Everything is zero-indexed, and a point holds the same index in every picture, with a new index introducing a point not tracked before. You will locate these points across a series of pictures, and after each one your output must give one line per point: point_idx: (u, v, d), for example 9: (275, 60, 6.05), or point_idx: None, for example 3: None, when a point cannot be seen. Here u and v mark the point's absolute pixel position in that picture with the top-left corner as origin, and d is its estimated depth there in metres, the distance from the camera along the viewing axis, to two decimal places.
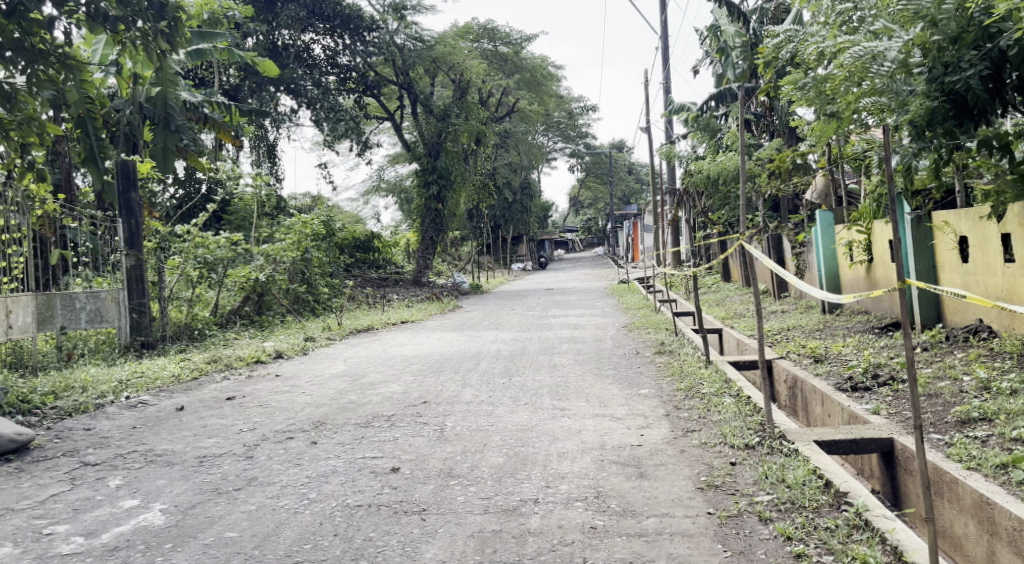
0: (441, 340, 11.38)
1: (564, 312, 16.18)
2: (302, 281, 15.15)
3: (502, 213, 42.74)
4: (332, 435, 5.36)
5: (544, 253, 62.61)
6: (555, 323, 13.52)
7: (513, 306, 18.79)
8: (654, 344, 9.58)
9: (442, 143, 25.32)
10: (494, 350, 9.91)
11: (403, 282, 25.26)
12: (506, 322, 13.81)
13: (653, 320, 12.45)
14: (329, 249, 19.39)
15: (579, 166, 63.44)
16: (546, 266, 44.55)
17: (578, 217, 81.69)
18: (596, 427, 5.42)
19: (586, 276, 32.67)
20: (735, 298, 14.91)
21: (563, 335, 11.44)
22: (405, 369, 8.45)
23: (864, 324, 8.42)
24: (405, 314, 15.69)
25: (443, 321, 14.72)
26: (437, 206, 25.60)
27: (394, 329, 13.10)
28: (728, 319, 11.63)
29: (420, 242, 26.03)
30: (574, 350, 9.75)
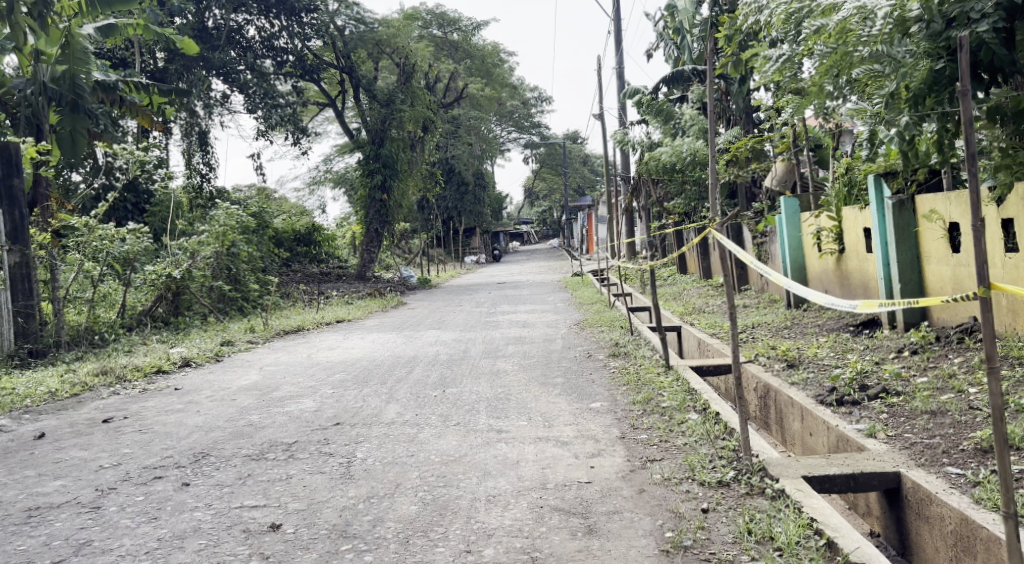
0: (375, 341, 10.40)
1: (513, 307, 15.29)
2: (227, 277, 14.16)
3: (454, 204, 41.70)
4: (210, 474, 4.37)
5: (498, 244, 61.74)
6: (503, 320, 12.62)
7: (460, 301, 17.83)
8: (607, 345, 8.68)
9: (387, 130, 24.23)
10: (430, 354, 8.97)
11: (346, 277, 24.13)
12: (448, 320, 12.86)
13: (607, 316, 11.58)
14: (264, 242, 18.24)
15: (533, 157, 62.58)
16: (500, 259, 43.68)
17: (532, 208, 80.92)
18: (536, 456, 4.50)
19: (541, 268, 31.81)
20: (693, 292, 14.14)
21: (510, 335, 10.54)
22: (325, 379, 7.46)
23: (837, 322, 7.63)
24: (343, 312, 14.64)
25: (382, 319, 13.74)
26: (382, 197, 24.51)
27: (326, 330, 12.08)
28: (687, 315, 10.81)
29: (364, 234, 24.91)
30: (519, 352, 8.83)
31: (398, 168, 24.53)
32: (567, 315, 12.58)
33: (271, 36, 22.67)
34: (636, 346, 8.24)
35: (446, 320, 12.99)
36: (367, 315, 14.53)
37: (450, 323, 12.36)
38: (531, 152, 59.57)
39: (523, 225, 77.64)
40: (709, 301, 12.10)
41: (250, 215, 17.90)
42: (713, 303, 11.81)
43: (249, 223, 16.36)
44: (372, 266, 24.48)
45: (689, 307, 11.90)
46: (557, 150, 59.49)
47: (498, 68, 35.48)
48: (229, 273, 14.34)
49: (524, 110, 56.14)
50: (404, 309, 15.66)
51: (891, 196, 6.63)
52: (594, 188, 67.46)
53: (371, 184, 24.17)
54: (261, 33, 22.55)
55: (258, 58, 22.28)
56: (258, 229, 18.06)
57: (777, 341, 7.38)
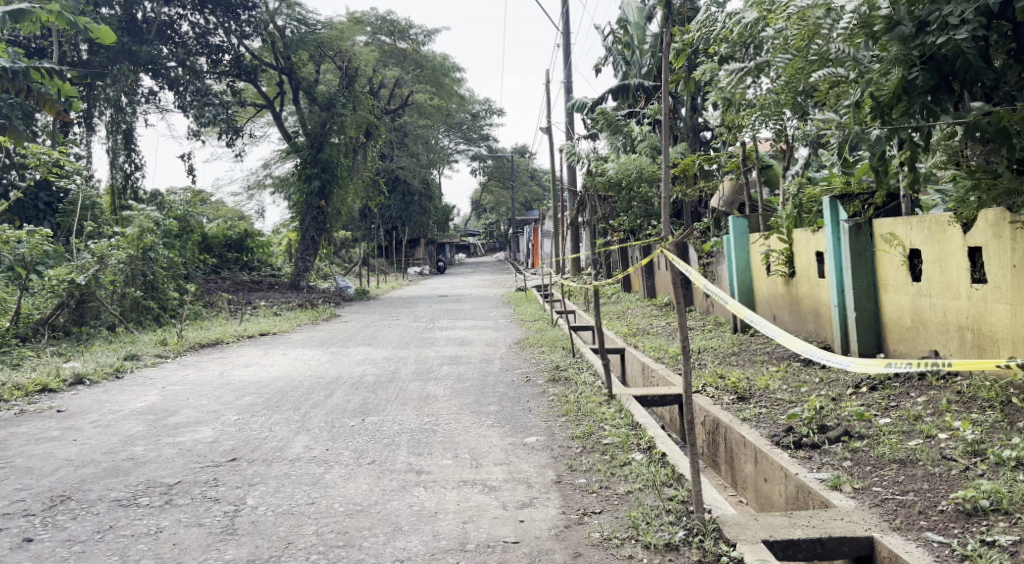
0: (298, 358, 9.67)
1: (451, 323, 14.66)
2: (143, 285, 13.20)
3: (398, 215, 40.86)
4: (62, 527, 3.67)
5: (443, 256, 60.99)
6: (439, 337, 11.98)
7: (397, 315, 17.13)
8: (546, 369, 8.12)
9: (326, 135, 23.40)
10: (355, 374, 8.30)
11: (279, 286, 23.16)
12: (381, 336, 12.17)
13: (548, 335, 11.02)
14: (190, 248, 17.29)
15: (480, 170, 62.04)
16: (443, 271, 42.97)
17: (479, 221, 80.36)
18: (455, 504, 3.90)
19: (485, 282, 31.17)
20: (637, 311, 13.70)
21: (444, 354, 9.91)
22: (233, 403, 6.74)
23: (788, 349, 7.19)
24: (270, 324, 13.81)
25: (311, 333, 12.98)
26: (320, 203, 23.63)
27: (248, 344, 11.29)
28: (631, 337, 10.34)
29: (300, 241, 23.98)
30: (451, 374, 8.21)
31: (338, 173, 23.67)
32: (506, 334, 12.01)
33: (206, 33, 21.73)
34: (576, 370, 7.70)
35: (379, 335, 12.30)
36: (295, 328, 13.75)
37: (382, 340, 11.68)
38: (478, 164, 59.07)
39: (469, 237, 77.02)
40: (654, 322, 11.66)
41: (175, 218, 16.93)
42: (659, 324, 11.37)
43: (174, 227, 15.44)
44: (307, 275, 23.55)
45: (633, 328, 11.42)
46: (505, 163, 59.09)
47: (447, 77, 34.89)
48: (147, 281, 13.42)
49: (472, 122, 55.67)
50: (336, 323, 14.89)
51: (848, 219, 6.19)
52: (541, 202, 67.21)
53: (307, 190, 23.23)
54: (195, 30, 21.60)
55: (192, 55, 21.52)
56: (184, 232, 17.10)
57: (725, 369, 6.91)
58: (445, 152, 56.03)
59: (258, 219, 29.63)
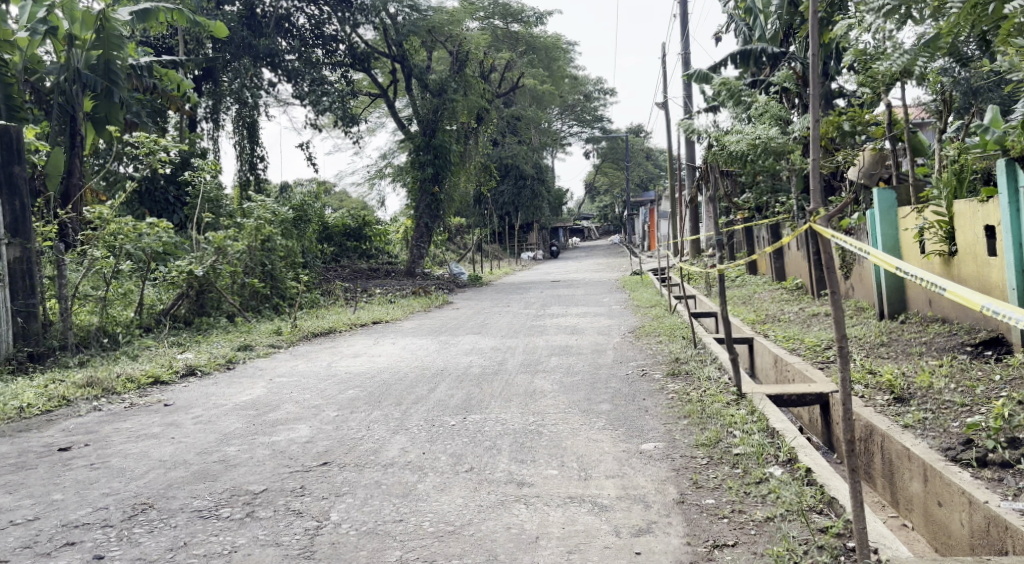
0: (406, 348, 9.41)
1: (564, 309, 14.15)
2: (260, 274, 13.32)
3: (512, 199, 40.57)
4: (136, 543, 3.39)
5: (557, 240, 60.52)
6: (551, 325, 11.51)
7: (509, 301, 16.76)
8: (666, 361, 7.48)
9: (439, 121, 23.17)
10: (461, 366, 7.92)
11: (395, 274, 23.30)
12: (492, 325, 11.80)
13: (668, 323, 10.33)
14: (308, 237, 17.48)
15: (595, 152, 61.02)
16: (557, 255, 42.49)
17: (594, 203, 79.36)
18: (560, 529, 3.40)
19: (599, 266, 30.50)
20: (765, 296, 12.79)
21: (556, 343, 9.42)
22: (334, 397, 6.48)
23: (948, 341, 6.32)
24: (382, 313, 13.72)
25: (421, 321, 12.79)
26: (433, 190, 23.56)
27: (359, 333, 11.17)
28: (760, 326, 9.54)
29: (415, 228, 24.03)
30: (562, 366, 7.72)
31: (451, 159, 23.52)
32: (623, 321, 11.39)
33: (321, 24, 21.96)
34: (699, 363, 7.03)
35: (491, 324, 11.94)
36: (407, 316, 13.61)
37: (493, 328, 11.31)
38: (592, 146, 58.11)
39: (583, 220, 76.20)
40: (784, 309, 10.78)
41: (291, 208, 17.15)
42: (789, 310, 10.50)
43: (290, 216, 15.59)
44: (422, 262, 23.60)
45: (761, 315, 10.59)
46: (620, 144, 57.90)
47: (559, 57, 34.24)
48: (265, 270, 13.56)
49: (585, 103, 54.75)
50: (447, 310, 14.66)
51: None
52: (657, 183, 65.57)
53: (420, 176, 23.17)
54: (311, 21, 21.86)
55: (308, 46, 21.77)
56: (301, 220, 17.32)
57: (874, 365, 6.11)
58: (559, 135, 55.39)
59: (377, 207, 29.98)
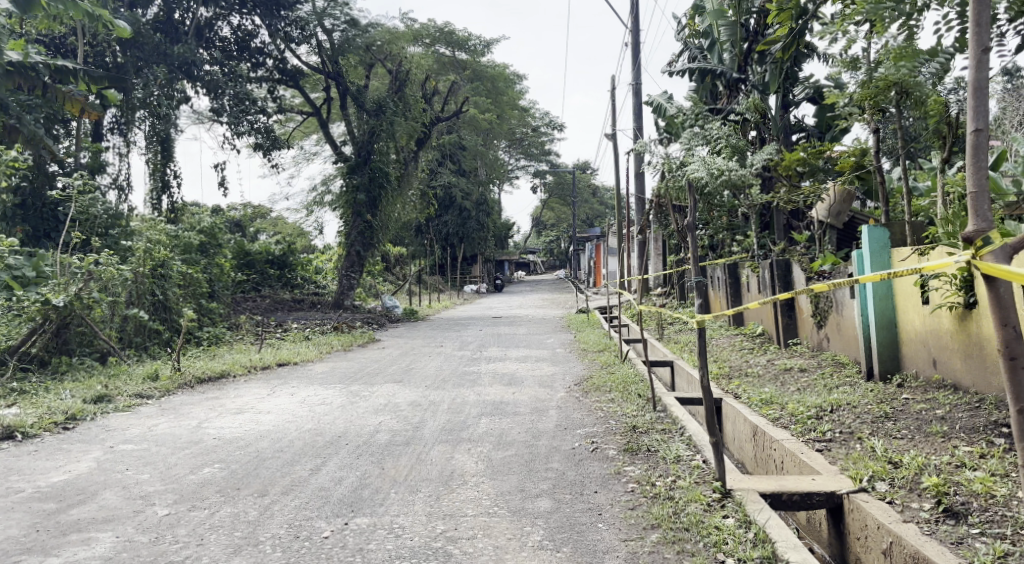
0: (305, 400, 7.79)
1: (501, 351, 12.64)
2: (148, 306, 11.50)
3: (455, 230, 38.95)
4: None
5: (501, 274, 59.07)
6: (485, 372, 9.99)
7: (443, 340, 15.18)
8: (619, 431, 5.98)
9: (374, 143, 21.53)
10: (366, 430, 6.33)
11: (319, 306, 21.48)
12: (417, 371, 10.21)
13: (619, 375, 8.89)
14: (222, 265, 15.67)
15: (541, 185, 59.96)
16: (501, 289, 40.93)
17: (541, 237, 78.25)
18: None
19: (544, 302, 29.04)
20: (724, 342, 11.45)
21: (488, 399, 7.88)
22: (180, 479, 4.86)
23: (972, 416, 4.91)
24: (291, 352, 12.01)
25: (335, 364, 11.12)
26: (367, 216, 21.85)
27: (258, 378, 9.49)
28: (723, 383, 8.12)
29: (345, 256, 22.15)
30: (492, 432, 6.19)
31: (388, 181, 21.86)
32: (566, 370, 9.93)
33: (246, 35, 20.30)
34: (661, 437, 5.54)
35: (415, 369, 10.36)
36: (322, 357, 11.92)
37: (416, 376, 9.74)
38: (539, 180, 57.09)
39: (528, 254, 74.93)
40: (749, 360, 9.39)
41: (200, 232, 15.32)
42: (756, 363, 9.13)
43: (195, 241, 13.79)
44: (352, 293, 21.82)
45: (725, 367, 9.20)
46: (567, 178, 56.98)
47: (505, 86, 33.08)
48: (156, 300, 11.78)
49: (533, 137, 53.88)
50: (370, 351, 13.00)
51: None
52: (603, 219, 64.64)
53: (352, 201, 21.43)
54: (236, 32, 20.21)
55: (231, 59, 20.06)
56: (214, 244, 15.49)
57: (888, 446, 4.69)
58: (506, 167, 54.29)
59: (318, 235, 28.16)
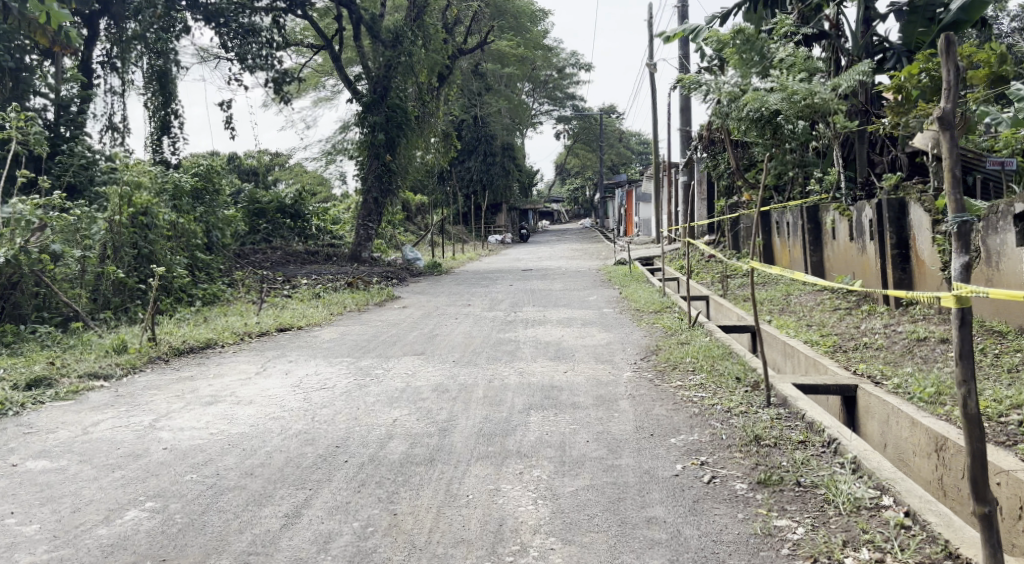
0: (299, 384, 6.03)
1: (540, 312, 10.82)
2: (127, 262, 9.74)
3: (478, 178, 36.90)
4: None
5: (525, 223, 57.09)
6: (524, 341, 8.19)
7: (471, 297, 13.40)
8: (738, 444, 4.21)
9: (392, 77, 19.47)
10: (373, 436, 4.55)
11: (335, 258, 19.75)
12: (441, 339, 8.42)
13: (699, 347, 7.09)
14: (222, 214, 13.91)
15: (567, 131, 57.47)
16: (527, 239, 38.97)
17: (566, 185, 76.12)
18: None
19: (576, 252, 27.13)
20: (808, 300, 9.60)
21: (535, 382, 6.07)
22: (81, 540, 3.14)
23: None
24: (295, 314, 10.27)
25: (346, 329, 9.37)
26: (386, 158, 19.91)
27: (251, 349, 7.75)
28: (841, 358, 6.34)
29: (361, 204, 20.29)
30: (548, 442, 4.40)
31: (407, 120, 19.88)
32: (628, 340, 8.09)
33: None
34: (813, 461, 3.79)
35: (440, 337, 8.58)
36: (332, 320, 10.17)
37: (441, 346, 7.94)
38: (564, 125, 54.65)
39: (553, 203, 72.80)
40: (855, 326, 7.56)
41: (192, 175, 13.49)
42: (869, 329, 7.31)
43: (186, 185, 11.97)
44: (370, 245, 19.99)
45: (830, 334, 7.41)
46: (593, 123, 54.63)
47: (531, 21, 30.75)
48: (137, 252, 10.05)
49: (559, 80, 51.54)
50: (388, 312, 11.23)
51: None
52: (629, 166, 62.28)
53: (370, 142, 19.48)
54: None
55: None
56: (212, 190, 13.71)
57: None
58: (530, 112, 52.04)
59: (337, 183, 26.32)
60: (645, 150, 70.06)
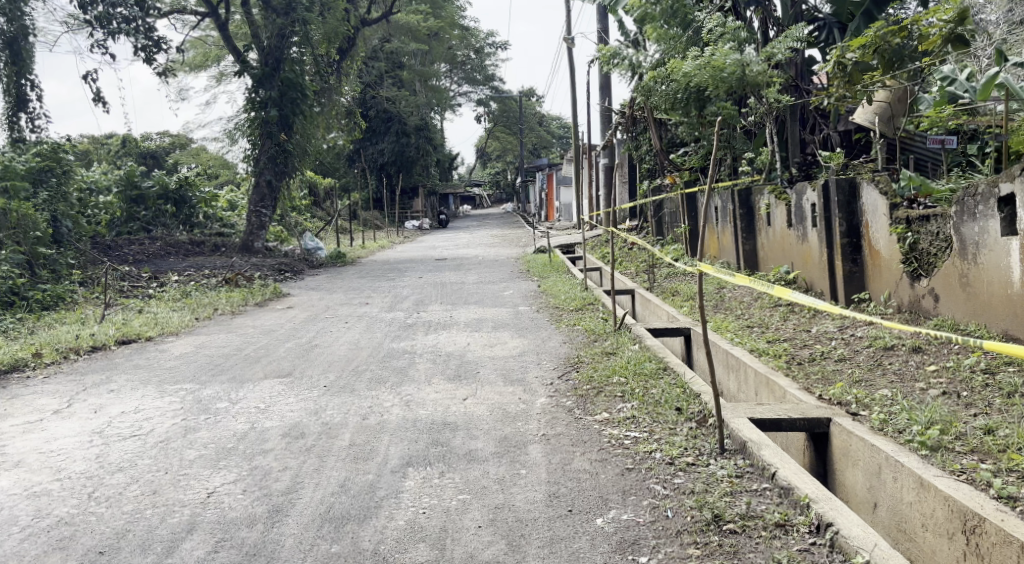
0: (103, 430, 4.54)
1: (446, 312, 9.47)
2: None
3: (392, 161, 35.21)
4: None
5: (446, 208, 55.57)
6: (419, 353, 6.82)
7: (371, 293, 11.95)
8: (691, 530, 2.99)
9: (285, 48, 17.70)
10: (162, 531, 3.13)
11: (224, 249, 17.93)
12: (318, 353, 6.96)
13: (628, 360, 5.86)
14: (75, 201, 12.08)
15: (487, 113, 56.07)
16: (445, 225, 37.47)
17: (487, 169, 74.80)
18: None
19: (495, 239, 25.80)
20: (745, 294, 8.52)
21: (421, 417, 4.73)
22: None
23: None
24: (149, 322, 8.66)
25: (205, 340, 7.82)
26: (281, 138, 18.15)
27: (70, 373, 6.18)
28: (798, 374, 5.17)
29: (254, 188, 18.46)
30: (419, 535, 3.06)
31: (303, 96, 18.12)
32: (542, 349, 6.80)
33: None
34: None
35: (319, 350, 7.13)
36: (193, 327, 8.59)
37: (315, 363, 6.49)
38: (483, 108, 53.25)
39: (474, 187, 71.41)
40: (804, 329, 6.46)
41: (37, 155, 11.61)
42: (822, 333, 6.21)
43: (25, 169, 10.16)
44: (263, 234, 18.19)
45: (778, 340, 6.28)
46: (512, 105, 53.33)
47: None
48: None
49: (477, 60, 50.11)
50: (267, 314, 9.69)
51: None
52: (549, 149, 61.23)
53: (261, 119, 17.69)
54: None
55: None
56: (65, 174, 11.88)
57: None
58: (448, 92, 50.45)
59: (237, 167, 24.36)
60: (565, 133, 69.23)
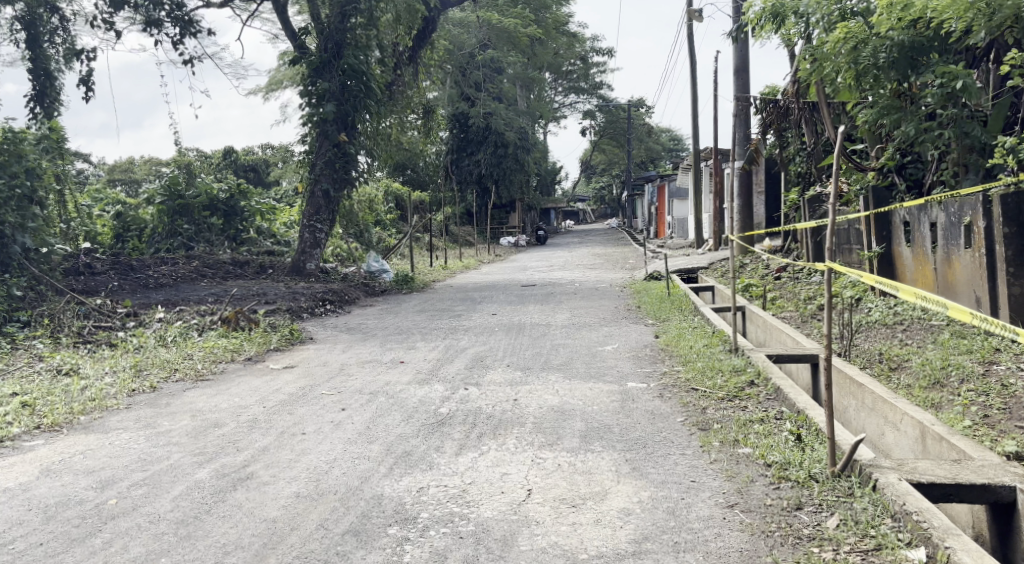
0: None
1: (507, 391, 5.88)
2: None
3: (486, 176, 32.08)
4: None
5: (548, 226, 52.12)
6: (414, 532, 3.22)
7: (416, 341, 8.48)
8: None
9: (347, 30, 14.74)
10: None
11: (271, 271, 15.01)
12: (232, 508, 3.53)
13: None
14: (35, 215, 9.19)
15: (592, 125, 52.52)
16: (544, 242, 34.01)
17: (592, 185, 71.17)
18: None
19: (597, 261, 22.03)
20: None
21: None
22: None
23: None
24: (40, 402, 5.46)
25: (80, 450, 4.53)
26: (341, 138, 15.11)
27: None
28: None
29: (308, 198, 15.43)
30: None
31: (368, 88, 15.09)
32: (684, 535, 3.14)
33: None
34: None
35: (242, 495, 3.70)
36: (100, 414, 5.33)
37: (192, 553, 3.05)
38: (589, 120, 49.80)
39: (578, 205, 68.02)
40: None
41: None
42: None
43: None
44: (317, 253, 15.17)
45: None
46: (619, 115, 49.53)
47: None
48: None
49: (583, 68, 46.75)
50: (242, 383, 6.39)
51: None
52: (659, 162, 57.01)
53: (316, 116, 14.73)
54: None
55: None
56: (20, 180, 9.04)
57: None
58: (552, 102, 47.13)
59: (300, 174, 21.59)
60: (676, 146, 64.77)
